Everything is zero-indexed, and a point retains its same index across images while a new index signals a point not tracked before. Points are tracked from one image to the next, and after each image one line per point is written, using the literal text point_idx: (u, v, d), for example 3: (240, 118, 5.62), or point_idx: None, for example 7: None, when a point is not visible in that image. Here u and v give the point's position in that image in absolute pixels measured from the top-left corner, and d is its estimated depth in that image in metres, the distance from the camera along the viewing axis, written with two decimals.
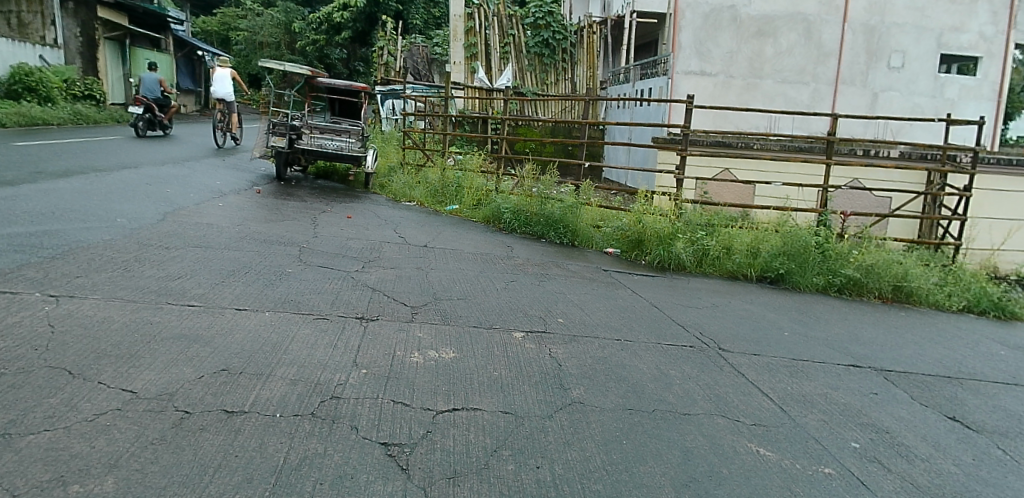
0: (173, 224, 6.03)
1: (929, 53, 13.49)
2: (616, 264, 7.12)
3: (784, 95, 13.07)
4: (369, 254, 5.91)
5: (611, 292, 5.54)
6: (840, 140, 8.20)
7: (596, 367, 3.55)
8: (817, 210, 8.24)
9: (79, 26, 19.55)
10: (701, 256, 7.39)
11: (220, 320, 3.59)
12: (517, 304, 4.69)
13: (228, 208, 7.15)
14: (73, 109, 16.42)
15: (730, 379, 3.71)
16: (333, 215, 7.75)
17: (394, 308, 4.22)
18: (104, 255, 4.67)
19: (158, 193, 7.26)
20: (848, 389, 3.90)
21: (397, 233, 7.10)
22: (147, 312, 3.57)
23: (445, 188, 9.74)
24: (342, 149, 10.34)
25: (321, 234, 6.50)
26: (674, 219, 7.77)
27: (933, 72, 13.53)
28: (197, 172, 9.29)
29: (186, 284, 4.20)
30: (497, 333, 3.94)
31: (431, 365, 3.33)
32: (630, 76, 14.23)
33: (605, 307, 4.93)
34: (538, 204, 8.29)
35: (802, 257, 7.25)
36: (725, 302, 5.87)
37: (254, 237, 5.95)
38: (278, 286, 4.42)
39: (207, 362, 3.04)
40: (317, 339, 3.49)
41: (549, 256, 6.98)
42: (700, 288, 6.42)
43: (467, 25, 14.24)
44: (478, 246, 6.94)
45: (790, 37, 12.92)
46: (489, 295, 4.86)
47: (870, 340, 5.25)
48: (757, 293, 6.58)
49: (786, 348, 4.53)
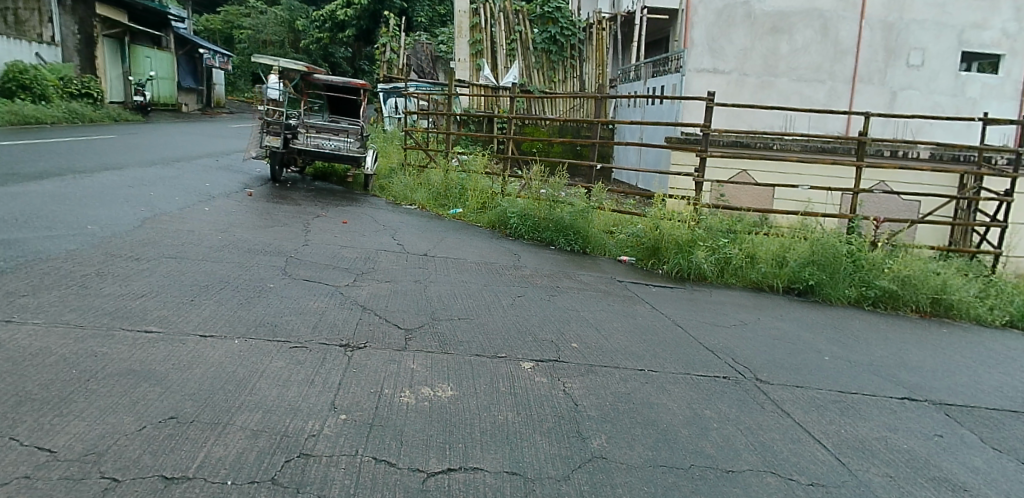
0: (150, 232, 5.52)
1: (950, 51, 12.83)
2: (632, 274, 6.59)
3: (799, 93, 12.52)
4: (363, 264, 5.39)
5: (629, 309, 5.00)
6: (872, 140, 7.67)
7: (618, 408, 3.02)
8: (846, 215, 7.64)
9: (77, 23, 19.04)
10: (723, 266, 6.87)
11: (178, 350, 3.08)
12: (526, 324, 4.16)
13: (214, 213, 6.64)
14: (68, 108, 15.99)
15: (775, 421, 3.17)
16: (328, 220, 7.25)
17: (385, 332, 3.68)
18: (63, 269, 4.17)
19: (141, 197, 6.76)
20: (908, 431, 3.37)
21: (396, 241, 6.59)
22: (92, 341, 3.05)
23: (449, 191, 9.25)
24: (340, 149, 9.89)
25: (313, 242, 5.98)
26: (693, 225, 7.20)
27: (954, 70, 12.86)
28: (186, 173, 8.81)
29: (147, 303, 3.68)
30: (503, 362, 3.41)
31: (425, 406, 2.81)
32: (641, 73, 13.66)
33: (623, 328, 4.39)
34: (548, 208, 7.79)
35: (833, 267, 6.71)
36: (754, 319, 5.33)
37: (237, 246, 5.44)
38: (256, 305, 3.91)
39: (154, 407, 2.54)
40: (290, 374, 2.97)
41: (560, 265, 6.45)
42: (726, 303, 5.86)
43: (473, 21, 13.75)
44: (482, 255, 6.43)
45: (806, 33, 12.36)
46: (494, 313, 4.34)
47: (921, 365, 4.70)
48: (787, 307, 6.05)
49: (832, 378, 4.00)
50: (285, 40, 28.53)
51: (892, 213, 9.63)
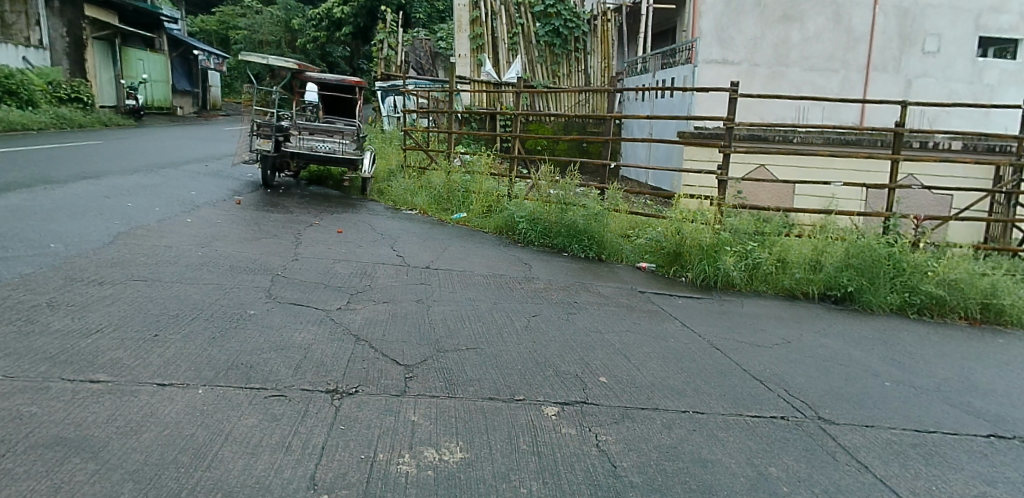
0: (121, 248, 4.98)
1: (967, 37, 12.13)
2: (654, 284, 6.02)
3: (812, 83, 11.93)
4: (357, 282, 4.83)
5: (658, 328, 4.43)
6: (910, 131, 7.03)
7: (666, 470, 2.46)
8: (881, 214, 7.03)
9: (66, 25, 18.48)
10: (752, 271, 6.31)
11: (126, 407, 2.52)
12: (543, 354, 3.60)
13: (196, 225, 6.09)
14: (56, 113, 15.46)
15: (854, 479, 2.61)
16: (322, 229, 6.70)
17: (381, 371, 3.12)
18: (8, 299, 3.61)
19: (117, 209, 6.21)
20: (1012, 482, 2.79)
21: (395, 252, 6.04)
22: (20, 399, 2.49)
23: (451, 193, 8.70)
24: (334, 151, 9.28)
25: (304, 256, 5.43)
26: (717, 227, 6.62)
27: (971, 56, 12.16)
28: (171, 181, 8.25)
29: (100, 342, 3.12)
30: (521, 408, 2.85)
31: (429, 478, 2.26)
32: (649, 65, 12.98)
33: (655, 354, 3.83)
34: (558, 211, 7.21)
35: (873, 271, 6.14)
36: (798, 336, 4.76)
37: (217, 263, 4.89)
38: (230, 339, 3.35)
39: (80, 496, 1.98)
40: (261, 437, 2.40)
41: (575, 276, 5.88)
42: (761, 316, 5.30)
43: (473, 14, 13.07)
44: (490, 266, 5.86)
45: (818, 21, 11.75)
46: (507, 340, 3.78)
47: (994, 387, 4.11)
48: (828, 319, 5.48)
49: (902, 413, 3.43)
50: (281, 40, 28.05)
51: (923, 209, 9.04)
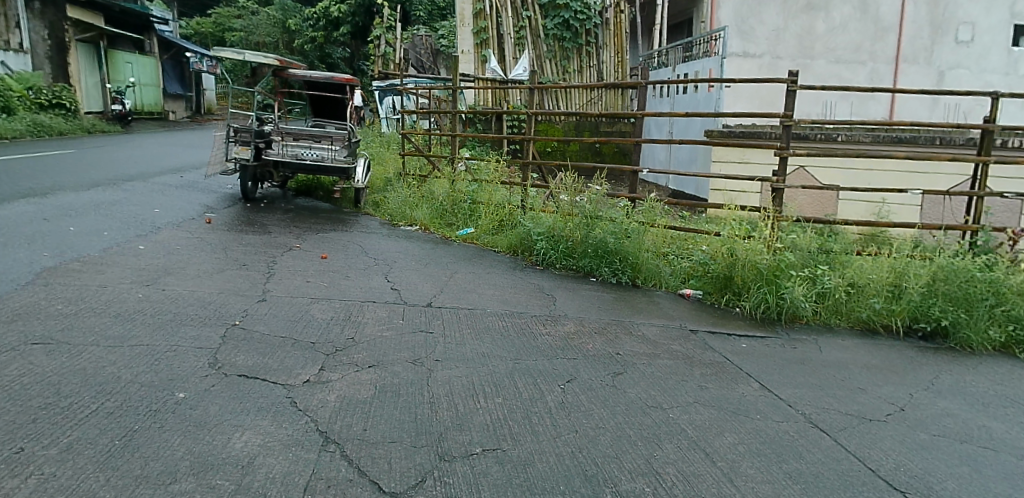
0: (38, 292, 3.93)
1: (1003, 24, 10.96)
2: (705, 318, 4.93)
3: (838, 77, 10.82)
4: (337, 332, 3.75)
5: (735, 396, 3.33)
6: (999, 128, 5.88)
7: None
8: (965, 227, 5.82)
9: (48, 28, 17.48)
10: (821, 301, 5.20)
11: None
12: (592, 457, 2.52)
13: (148, 255, 5.03)
14: (33, 119, 14.47)
15: None
16: (304, 254, 5.65)
17: None
18: None
19: (53, 236, 5.17)
20: None
21: (391, 284, 4.96)
22: None
23: (456, 206, 7.62)
24: (323, 159, 8.20)
25: (275, 294, 4.38)
26: (776, 245, 5.49)
27: (1006, 45, 11.00)
28: (135, 196, 7.21)
29: None
30: None
31: None
32: (669, 58, 11.82)
33: (745, 448, 2.73)
34: (582, 228, 6.12)
35: (970, 299, 4.96)
36: (910, 398, 3.65)
37: (158, 311, 3.82)
38: (133, 452, 2.27)
39: None
40: None
41: (609, 311, 4.79)
42: (849, 363, 4.19)
43: (475, 6, 11.93)
44: (506, 300, 4.79)
45: (844, 10, 10.57)
46: (538, 431, 2.70)
47: None
48: (928, 365, 4.36)
49: None
50: (278, 41, 27.09)
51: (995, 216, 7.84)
